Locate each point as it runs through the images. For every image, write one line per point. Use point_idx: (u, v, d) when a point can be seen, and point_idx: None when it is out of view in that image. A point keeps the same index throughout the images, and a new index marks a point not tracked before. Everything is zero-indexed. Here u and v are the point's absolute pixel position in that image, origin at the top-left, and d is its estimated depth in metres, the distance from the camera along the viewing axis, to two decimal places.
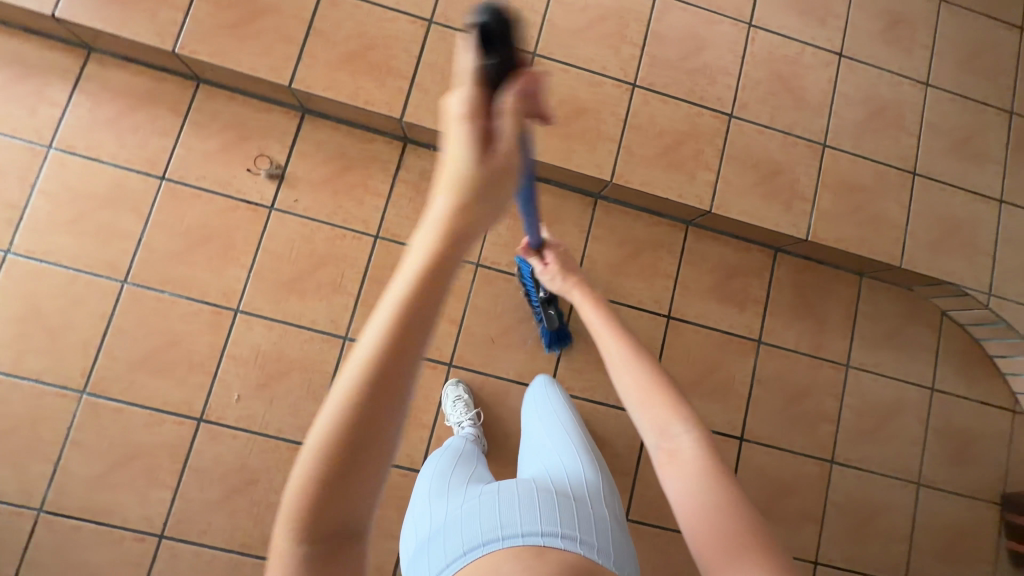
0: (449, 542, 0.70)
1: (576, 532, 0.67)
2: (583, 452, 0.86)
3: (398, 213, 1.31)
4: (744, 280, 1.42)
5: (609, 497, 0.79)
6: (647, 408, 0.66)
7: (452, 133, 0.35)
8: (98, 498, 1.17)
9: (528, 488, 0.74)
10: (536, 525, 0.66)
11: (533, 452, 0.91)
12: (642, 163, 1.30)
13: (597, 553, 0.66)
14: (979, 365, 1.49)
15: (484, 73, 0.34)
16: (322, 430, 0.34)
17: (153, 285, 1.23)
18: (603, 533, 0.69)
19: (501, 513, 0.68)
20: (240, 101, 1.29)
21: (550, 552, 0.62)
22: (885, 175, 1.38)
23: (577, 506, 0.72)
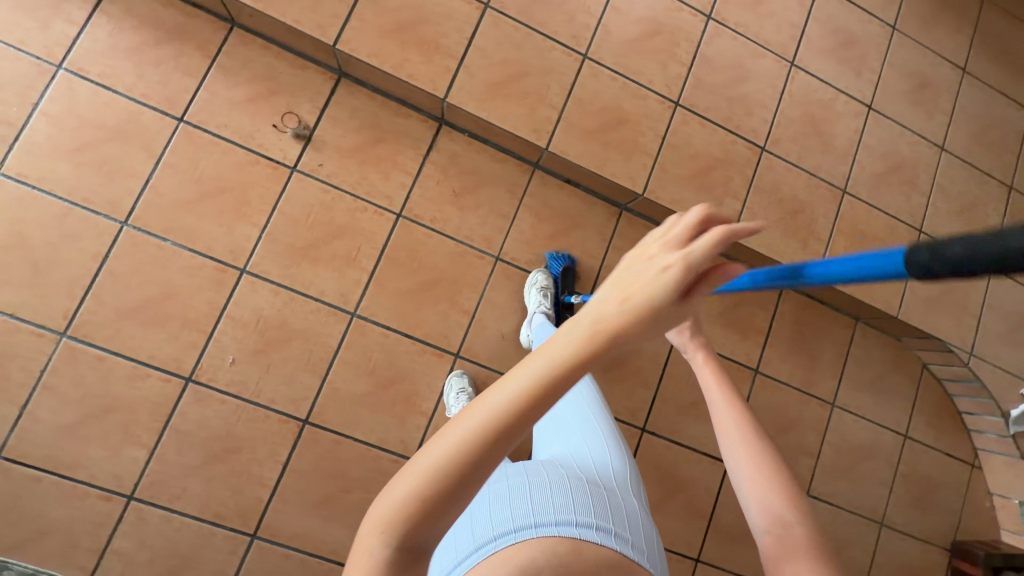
0: (476, 526, 0.69)
1: (608, 528, 0.67)
2: (607, 444, 0.86)
3: (423, 194, 1.28)
4: (750, 310, 1.46)
5: (633, 493, 0.79)
6: (760, 492, 0.60)
7: (656, 267, 0.37)
8: (65, 450, 1.09)
9: (557, 477, 0.73)
10: (570, 517, 0.65)
11: (553, 437, 0.91)
12: (674, 182, 1.31)
13: (629, 549, 0.66)
14: (948, 419, 1.57)
15: (715, 242, 0.36)
16: (433, 459, 0.38)
17: (155, 231, 1.16)
18: (632, 529, 0.70)
19: (534, 502, 0.67)
20: (276, 53, 1.23)
21: (586, 548, 0.62)
22: (894, 228, 1.44)
23: (607, 501, 0.72)
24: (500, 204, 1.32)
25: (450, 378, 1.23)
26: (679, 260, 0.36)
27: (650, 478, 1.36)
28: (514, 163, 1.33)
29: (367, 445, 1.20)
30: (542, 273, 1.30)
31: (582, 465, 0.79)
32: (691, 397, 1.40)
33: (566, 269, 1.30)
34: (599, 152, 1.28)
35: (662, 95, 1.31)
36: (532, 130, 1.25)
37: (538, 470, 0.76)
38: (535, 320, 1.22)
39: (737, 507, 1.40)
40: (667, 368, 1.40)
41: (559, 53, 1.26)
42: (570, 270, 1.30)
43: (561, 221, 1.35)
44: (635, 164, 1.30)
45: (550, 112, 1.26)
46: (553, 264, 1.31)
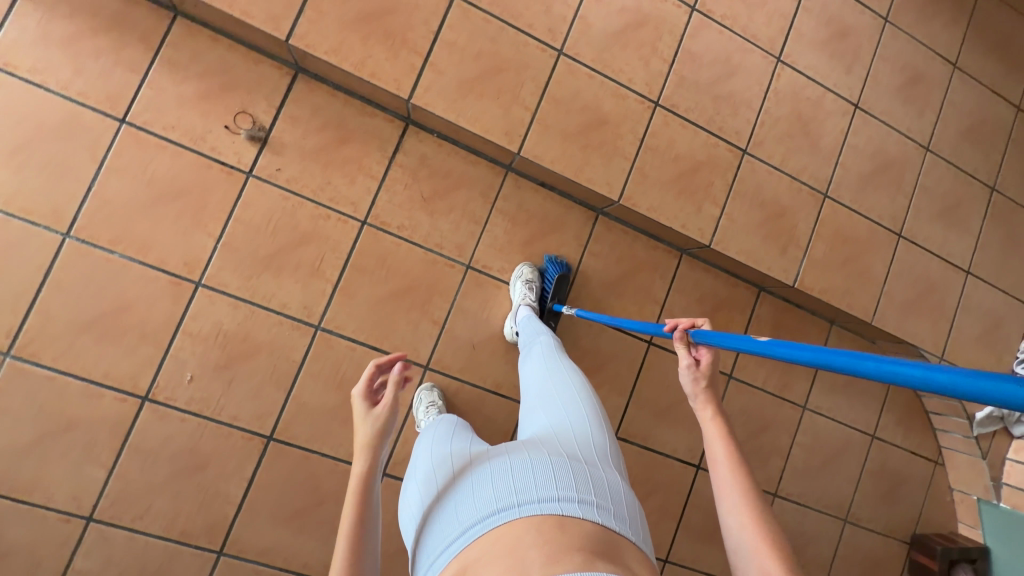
0: (453, 513, 0.58)
1: (594, 499, 0.56)
2: (589, 405, 0.74)
3: (390, 199, 1.21)
4: (728, 314, 1.44)
5: (618, 457, 0.68)
6: (757, 548, 0.60)
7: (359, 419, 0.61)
8: (19, 473, 1.04)
9: (537, 448, 0.62)
10: (551, 489, 0.55)
11: (531, 406, 0.78)
12: (653, 187, 1.26)
13: (615, 521, 0.54)
14: (916, 418, 1.61)
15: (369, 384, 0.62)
16: None
17: (102, 243, 1.08)
18: (619, 499, 0.58)
19: (514, 478, 0.57)
20: (227, 46, 1.13)
21: (572, 524, 0.51)
22: (876, 232, 1.42)
23: (592, 468, 0.60)
24: (472, 209, 1.26)
25: (420, 392, 1.20)
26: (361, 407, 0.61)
27: None
28: (486, 165, 1.26)
29: (337, 460, 1.18)
30: (529, 266, 1.27)
31: (563, 430, 0.68)
32: (666, 403, 1.39)
33: (560, 277, 1.26)
34: (575, 155, 1.22)
35: (642, 94, 1.25)
36: (504, 134, 1.18)
37: (516, 443, 0.65)
38: (519, 313, 1.20)
39: (707, 509, 1.42)
40: (641, 375, 1.38)
41: (534, 48, 1.18)
42: (566, 278, 1.25)
43: (536, 226, 1.30)
44: (613, 168, 1.24)
45: (524, 113, 1.19)
46: (549, 269, 1.27)
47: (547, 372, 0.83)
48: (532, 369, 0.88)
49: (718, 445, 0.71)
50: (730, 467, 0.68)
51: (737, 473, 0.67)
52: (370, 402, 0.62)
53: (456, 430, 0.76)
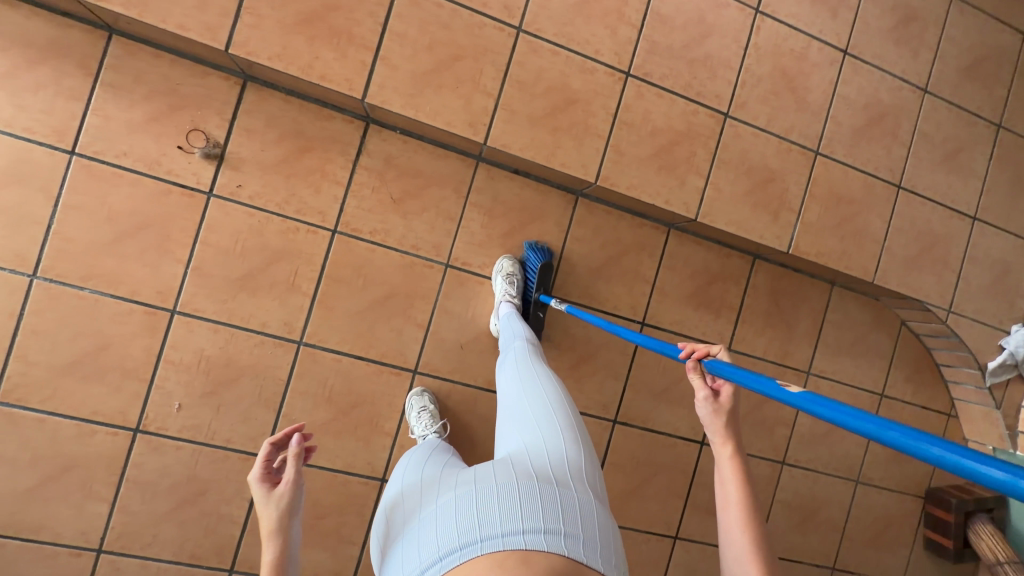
0: (416, 545, 0.57)
1: (562, 527, 0.54)
2: (563, 421, 0.72)
3: (360, 205, 1.17)
4: (723, 287, 1.39)
5: (592, 473, 0.66)
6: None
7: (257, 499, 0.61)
8: (25, 515, 1.06)
9: (504, 471, 0.60)
10: (515, 522, 0.53)
11: (505, 422, 0.76)
12: (632, 165, 1.20)
13: (584, 549, 0.53)
14: (927, 373, 1.56)
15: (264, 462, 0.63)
16: None
17: (72, 280, 1.07)
18: (590, 522, 0.56)
19: (476, 508, 0.55)
20: (169, 61, 1.08)
21: (536, 558, 0.50)
22: (873, 186, 1.34)
23: (561, 490, 0.59)
24: (446, 206, 1.21)
25: (412, 398, 1.19)
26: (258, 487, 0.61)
27: (626, 468, 1.36)
28: (456, 158, 1.21)
29: (335, 471, 1.19)
30: (508, 259, 1.23)
31: (534, 450, 0.66)
32: (663, 383, 1.37)
33: (542, 266, 1.20)
34: (545, 140, 1.16)
35: (612, 66, 1.17)
36: (469, 125, 1.12)
37: (484, 465, 0.63)
38: (501, 310, 1.17)
39: (713, 484, 1.41)
40: (636, 357, 1.35)
41: (491, 29, 1.11)
42: (549, 266, 1.20)
43: (514, 217, 1.25)
44: (587, 149, 1.18)
45: (487, 101, 1.12)
46: (531, 257, 1.23)
47: (523, 385, 0.81)
48: (508, 378, 0.85)
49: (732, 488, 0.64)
50: (741, 515, 0.62)
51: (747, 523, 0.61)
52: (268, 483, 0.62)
53: (431, 456, 0.74)
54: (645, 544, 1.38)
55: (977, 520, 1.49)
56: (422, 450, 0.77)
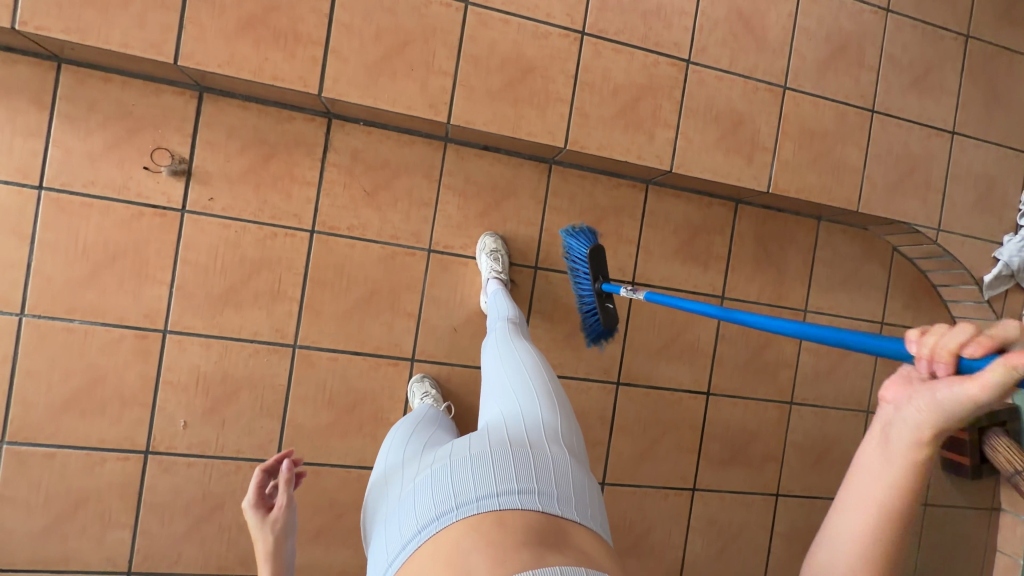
0: (399, 521, 0.62)
1: (534, 486, 0.60)
2: (538, 392, 0.78)
3: (333, 202, 1.17)
4: (708, 237, 1.38)
5: (568, 436, 0.72)
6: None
7: (250, 515, 0.76)
8: (49, 549, 1.08)
9: (479, 442, 0.66)
10: (489, 487, 0.58)
11: (485, 398, 0.82)
12: (599, 126, 1.19)
13: (557, 504, 0.59)
14: (924, 296, 1.56)
15: (258, 485, 0.77)
16: None
17: (59, 314, 1.07)
18: (563, 479, 0.62)
19: (453, 480, 0.60)
20: (121, 84, 1.07)
21: (510, 516, 0.56)
22: (845, 115, 1.33)
23: (533, 451, 0.64)
24: (418, 193, 1.21)
25: (413, 386, 1.20)
26: (251, 507, 0.76)
27: (635, 429, 1.37)
28: (422, 143, 1.20)
29: (347, 468, 1.20)
30: (492, 238, 1.23)
31: (510, 420, 0.71)
32: (661, 341, 1.37)
33: (590, 253, 1.17)
34: (507, 113, 1.15)
35: (565, 27, 1.16)
36: (429, 107, 1.11)
37: (461, 440, 0.69)
38: (489, 288, 1.16)
39: (724, 434, 1.42)
40: (631, 318, 1.35)
41: (437, 8, 1.09)
42: (600, 248, 1.17)
43: (488, 195, 1.25)
44: (552, 115, 1.17)
45: (443, 80, 1.11)
46: (576, 245, 1.20)
47: (501, 364, 0.86)
48: (488, 357, 0.91)
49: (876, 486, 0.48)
50: (875, 525, 0.47)
51: (880, 538, 0.47)
52: (261, 508, 0.77)
53: (413, 437, 0.80)
54: (663, 501, 1.39)
55: (992, 435, 1.48)
56: (404, 432, 0.82)
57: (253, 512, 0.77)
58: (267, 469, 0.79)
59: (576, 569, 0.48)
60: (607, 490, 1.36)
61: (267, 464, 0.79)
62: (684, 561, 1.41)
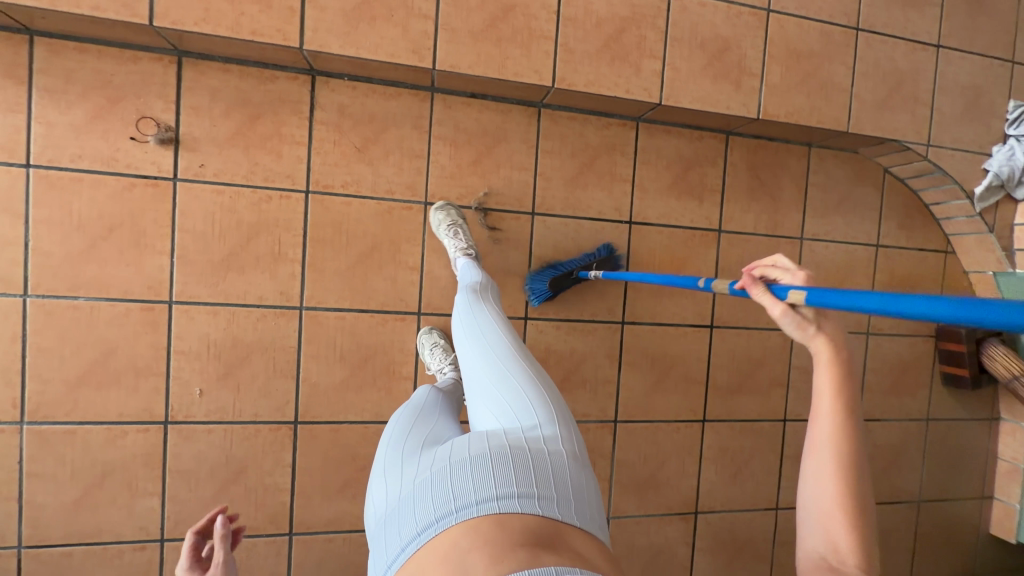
0: (400, 522, 0.63)
1: (534, 491, 0.62)
2: (528, 385, 0.79)
3: (324, 160, 1.16)
4: (701, 171, 1.39)
5: (565, 428, 0.74)
6: (831, 522, 0.61)
7: None
8: (82, 522, 1.11)
9: (478, 445, 0.67)
10: (489, 492, 0.60)
11: (473, 393, 0.83)
12: (585, 62, 1.18)
13: (557, 509, 0.61)
14: (917, 215, 1.57)
15: (192, 542, 0.85)
16: None
17: (62, 292, 1.07)
18: (562, 483, 0.65)
19: (452, 483, 0.62)
20: (97, 53, 1.05)
21: (510, 519, 0.57)
22: (830, 35, 1.32)
23: (533, 457, 0.66)
24: (409, 145, 1.20)
25: (422, 338, 1.21)
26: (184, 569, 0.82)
27: (643, 365, 1.39)
28: (408, 94, 1.19)
29: (366, 423, 1.22)
30: (443, 211, 1.19)
31: (509, 425, 0.73)
32: (662, 278, 1.38)
33: (551, 289, 1.26)
34: (492, 54, 1.13)
35: None
36: (412, 53, 1.09)
37: (461, 442, 0.70)
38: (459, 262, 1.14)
39: (730, 364, 1.45)
40: (631, 257, 1.36)
41: None
42: (555, 280, 1.25)
43: (479, 142, 1.24)
44: (536, 54, 1.16)
45: (425, 24, 1.10)
46: (545, 295, 1.27)
47: (481, 352, 0.86)
48: (465, 344, 0.90)
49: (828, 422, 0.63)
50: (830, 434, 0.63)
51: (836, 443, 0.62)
52: (196, 569, 0.83)
53: (408, 427, 0.80)
54: (675, 434, 1.43)
55: (989, 345, 1.54)
56: (401, 421, 0.83)
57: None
58: (202, 531, 0.87)
59: (571, 568, 0.50)
60: (619, 428, 1.39)
61: (200, 524, 0.88)
62: (700, 489, 1.46)
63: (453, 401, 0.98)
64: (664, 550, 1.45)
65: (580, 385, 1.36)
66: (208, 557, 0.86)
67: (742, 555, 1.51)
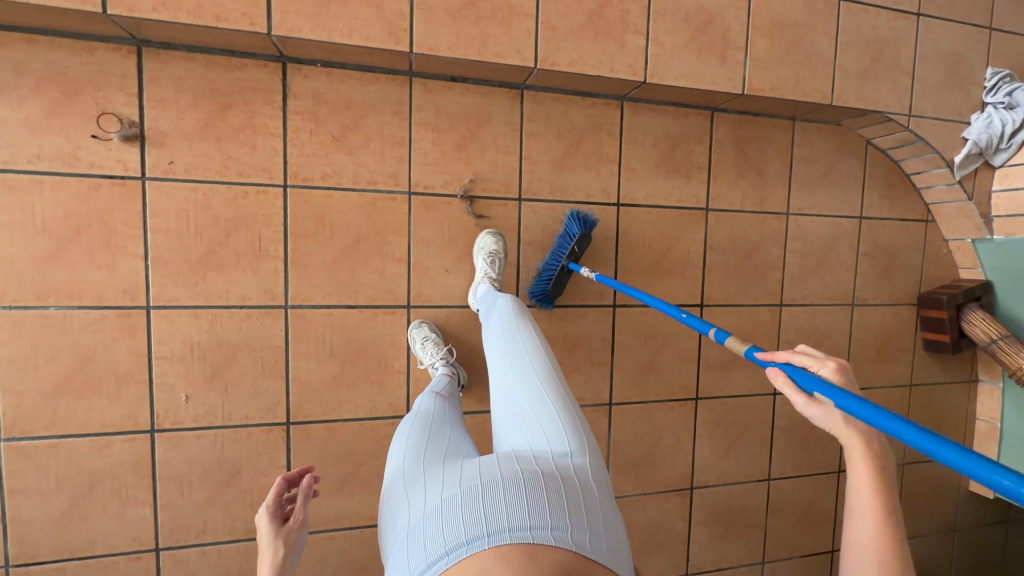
0: (425, 539, 0.62)
1: (566, 523, 0.61)
2: (561, 414, 0.79)
3: (301, 151, 1.12)
4: (688, 148, 1.37)
5: (593, 459, 0.74)
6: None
7: (262, 524, 0.79)
8: (72, 536, 1.08)
9: (509, 468, 0.67)
10: (522, 519, 0.59)
11: (506, 413, 0.84)
12: (567, 39, 1.15)
13: (589, 542, 0.60)
14: (899, 185, 1.59)
15: (280, 487, 0.82)
16: None
17: (31, 302, 1.02)
18: (593, 515, 0.64)
19: (483, 504, 0.61)
20: (48, 44, 0.98)
21: (542, 551, 0.56)
22: (813, 4, 1.30)
23: (566, 486, 0.66)
24: (390, 131, 1.16)
25: (413, 332, 1.19)
26: (265, 513, 0.80)
27: (636, 347, 1.39)
28: (386, 79, 1.15)
29: (361, 420, 1.20)
30: (492, 238, 1.20)
31: (539, 451, 0.73)
32: (652, 258, 1.38)
33: (553, 294, 1.26)
34: (472, 33, 1.09)
35: None
36: (387, 34, 1.05)
37: (490, 462, 0.70)
38: (480, 289, 1.17)
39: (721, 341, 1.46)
40: (621, 239, 1.35)
41: None
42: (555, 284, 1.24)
43: (463, 126, 1.20)
44: (517, 32, 1.12)
45: (400, 3, 1.05)
46: (548, 299, 1.28)
47: (514, 375, 0.88)
48: (501, 364, 0.92)
49: (862, 499, 0.58)
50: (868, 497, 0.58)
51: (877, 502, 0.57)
52: (277, 518, 0.80)
53: (429, 443, 0.80)
54: (669, 412, 1.44)
55: (968, 311, 1.57)
56: (420, 436, 0.83)
57: (266, 520, 0.79)
58: (290, 479, 0.85)
59: None
60: (615, 410, 1.40)
61: (291, 473, 0.86)
62: (695, 466, 1.48)
63: (456, 408, 0.99)
64: (663, 526, 1.48)
65: (574, 369, 1.36)
66: (286, 506, 0.84)
67: (737, 526, 1.55)
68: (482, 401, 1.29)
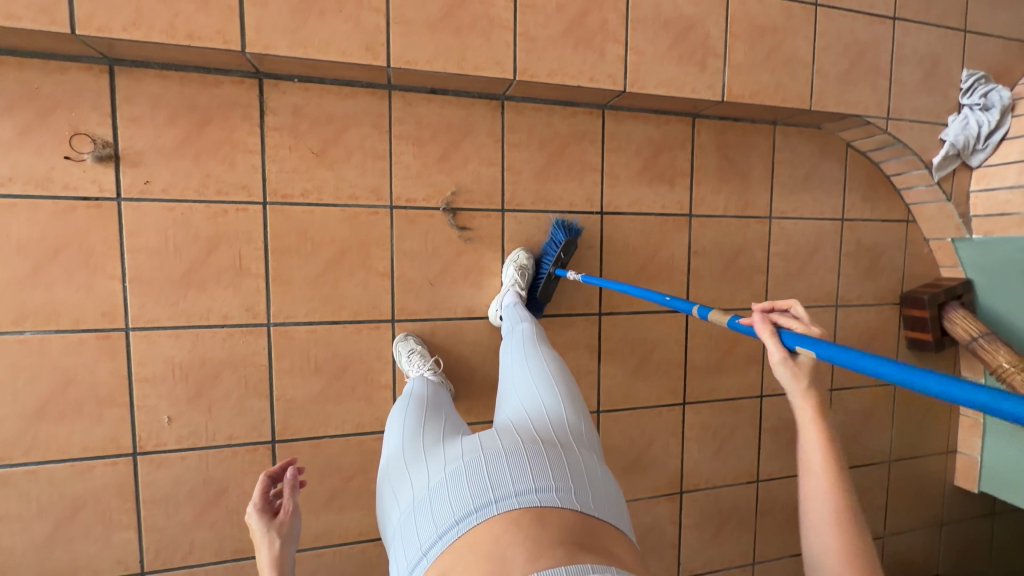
0: (433, 511, 0.62)
1: (570, 484, 0.62)
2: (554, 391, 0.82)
3: (281, 168, 1.11)
4: (671, 154, 1.38)
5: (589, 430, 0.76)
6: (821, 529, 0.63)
7: (252, 522, 0.78)
8: (56, 561, 1.06)
9: (510, 438, 0.68)
10: (528, 482, 0.60)
11: (506, 392, 0.87)
12: (547, 49, 1.15)
13: (593, 503, 0.62)
14: (880, 186, 1.61)
15: (263, 484, 0.81)
16: None
17: (7, 327, 1.00)
18: (594, 478, 0.66)
19: (489, 471, 0.62)
20: (17, 65, 0.96)
21: (550, 513, 0.58)
22: (791, 10, 1.31)
23: (567, 455, 0.67)
24: (371, 144, 1.15)
25: (398, 345, 1.19)
26: (253, 510, 0.79)
27: (623, 353, 1.40)
28: (365, 93, 1.14)
29: (347, 435, 1.20)
30: (524, 254, 1.25)
31: (537, 421, 0.74)
32: (638, 265, 1.38)
33: (541, 303, 1.25)
34: (451, 45, 1.09)
35: None
36: (366, 49, 1.04)
37: (490, 434, 0.70)
38: (507, 299, 1.21)
39: (708, 344, 1.47)
40: (605, 246, 1.35)
41: None
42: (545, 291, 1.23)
43: (445, 137, 1.20)
44: (496, 44, 1.11)
45: (377, 17, 1.04)
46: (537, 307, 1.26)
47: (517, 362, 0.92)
48: (512, 358, 0.96)
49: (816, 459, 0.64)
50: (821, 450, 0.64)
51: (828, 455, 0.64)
52: (266, 513, 0.79)
53: (426, 422, 0.81)
54: (658, 417, 1.45)
55: (950, 308, 1.59)
56: (417, 417, 0.83)
57: (256, 518, 0.78)
58: (272, 475, 0.84)
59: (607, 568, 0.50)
60: (603, 417, 1.40)
61: (273, 468, 0.85)
62: (684, 469, 1.49)
63: (442, 394, 0.96)
64: (654, 529, 1.49)
65: None
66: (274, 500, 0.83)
67: (728, 527, 1.56)
68: (470, 411, 1.29)
